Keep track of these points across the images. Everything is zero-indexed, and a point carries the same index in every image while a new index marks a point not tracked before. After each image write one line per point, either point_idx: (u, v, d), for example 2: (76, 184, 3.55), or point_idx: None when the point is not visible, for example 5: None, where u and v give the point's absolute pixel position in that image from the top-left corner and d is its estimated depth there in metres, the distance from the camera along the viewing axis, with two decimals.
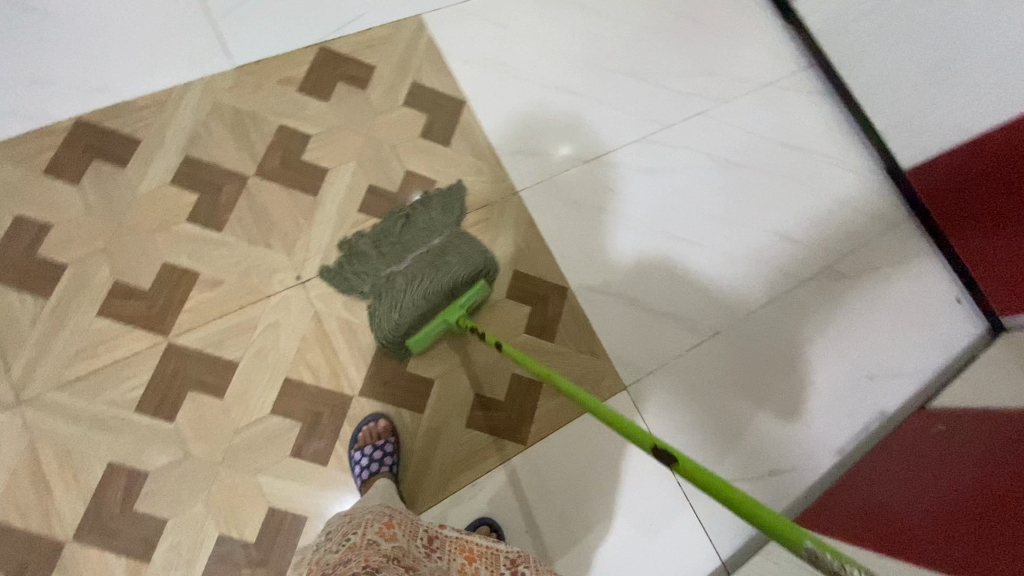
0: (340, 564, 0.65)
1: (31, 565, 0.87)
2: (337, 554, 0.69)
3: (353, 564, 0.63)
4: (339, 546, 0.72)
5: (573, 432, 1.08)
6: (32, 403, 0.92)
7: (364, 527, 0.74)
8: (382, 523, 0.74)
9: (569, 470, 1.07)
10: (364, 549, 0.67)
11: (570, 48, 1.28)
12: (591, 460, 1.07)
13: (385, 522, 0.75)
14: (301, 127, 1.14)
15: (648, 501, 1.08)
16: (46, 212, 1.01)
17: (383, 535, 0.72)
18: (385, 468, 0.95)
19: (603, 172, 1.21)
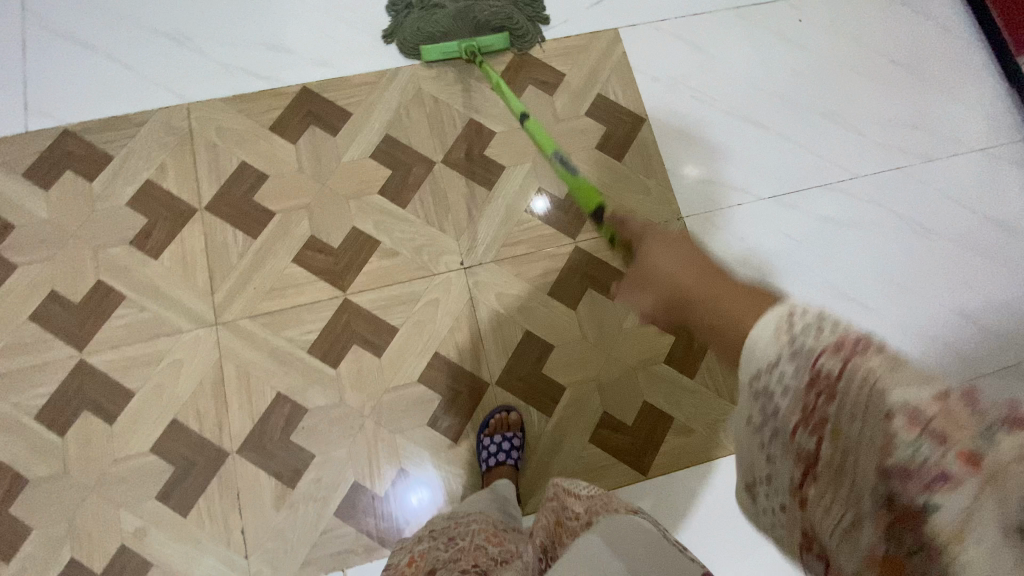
0: (449, 562, 0.72)
1: (201, 465, 0.99)
2: (446, 552, 0.75)
3: (462, 564, 0.70)
4: (447, 546, 0.77)
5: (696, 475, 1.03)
6: (227, 326, 1.05)
7: (472, 534, 0.79)
8: (489, 532, 0.79)
9: (676, 488, 1.03)
10: (472, 552, 0.74)
11: (765, 84, 1.26)
12: (707, 519, 1.02)
13: (492, 532, 0.80)
14: (489, 122, 1.20)
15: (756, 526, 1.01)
16: (265, 162, 1.14)
17: (491, 541, 0.77)
18: (511, 461, 0.99)
19: (786, 216, 1.20)
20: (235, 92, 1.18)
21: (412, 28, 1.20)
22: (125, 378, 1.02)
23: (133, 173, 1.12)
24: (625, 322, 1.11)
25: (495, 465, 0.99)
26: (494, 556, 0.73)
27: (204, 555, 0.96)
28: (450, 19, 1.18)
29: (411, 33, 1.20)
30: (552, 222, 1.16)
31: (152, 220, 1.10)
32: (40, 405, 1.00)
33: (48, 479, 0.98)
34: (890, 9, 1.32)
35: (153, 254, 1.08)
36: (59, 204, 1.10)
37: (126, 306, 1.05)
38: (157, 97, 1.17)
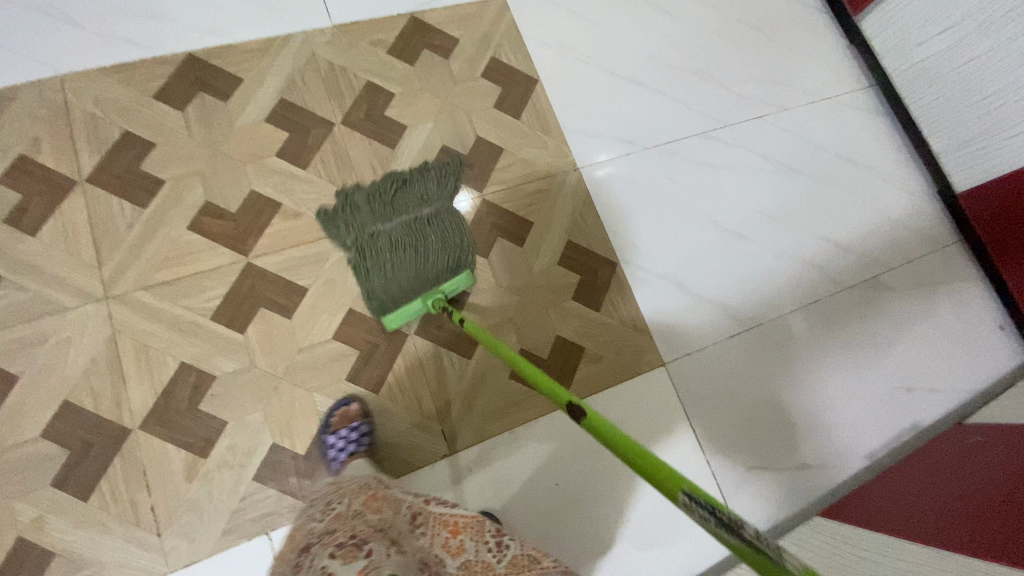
0: (325, 534, 0.66)
1: (99, 446, 0.93)
2: (322, 522, 0.70)
3: (337, 537, 0.64)
4: (323, 514, 0.73)
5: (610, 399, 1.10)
6: (119, 299, 0.99)
7: (351, 496, 0.74)
8: (369, 494, 0.73)
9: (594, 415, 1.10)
10: (348, 520, 0.68)
11: (643, 44, 1.36)
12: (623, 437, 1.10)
13: (372, 492, 0.74)
14: (387, 86, 1.23)
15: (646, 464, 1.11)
16: (151, 131, 1.09)
17: (369, 507, 0.71)
18: (361, 448, 0.96)
19: (669, 162, 1.28)
20: (113, 62, 1.13)
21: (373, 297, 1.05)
22: (5, 362, 0.95)
23: (3, 149, 1.05)
24: (534, 264, 1.16)
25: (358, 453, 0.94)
26: (372, 523, 0.67)
27: (111, 538, 0.90)
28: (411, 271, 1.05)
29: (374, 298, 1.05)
30: (457, 177, 1.19)
31: (26, 196, 1.03)
32: None
33: None
34: None
35: (32, 231, 1.01)
36: None
37: (1, 287, 0.98)
38: (24, 71, 1.10)
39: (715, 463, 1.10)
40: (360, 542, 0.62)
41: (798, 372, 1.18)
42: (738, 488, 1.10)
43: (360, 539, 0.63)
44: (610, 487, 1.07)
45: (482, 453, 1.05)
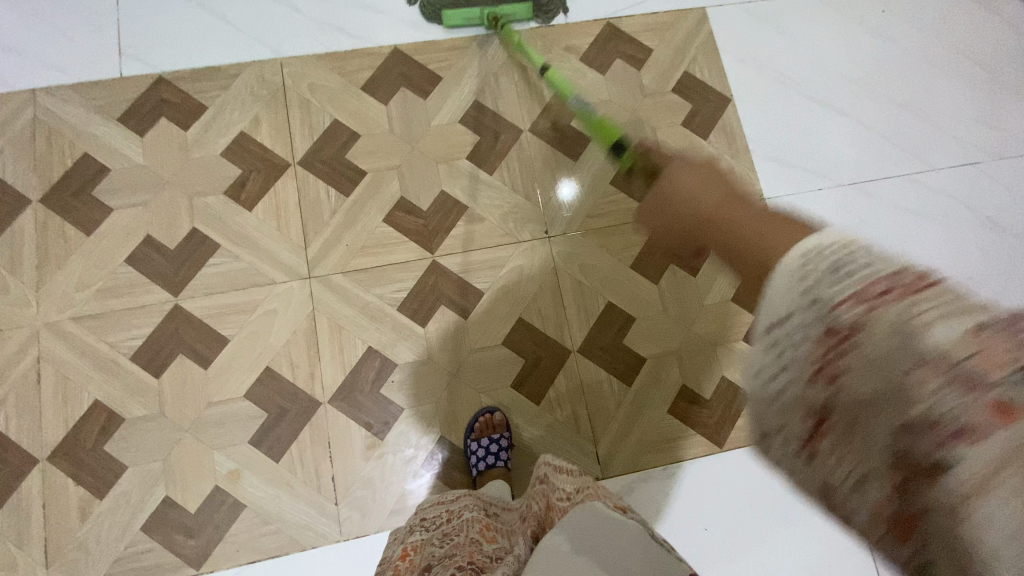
0: (445, 559, 0.67)
1: (293, 413, 1.02)
2: (441, 549, 0.71)
3: (458, 559, 0.66)
4: (441, 542, 0.74)
5: None
6: (319, 280, 1.07)
7: (465, 528, 0.76)
8: (482, 526, 0.76)
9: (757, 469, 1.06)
10: (466, 548, 0.69)
11: (848, 72, 1.26)
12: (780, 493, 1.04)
13: (485, 524, 0.77)
14: (576, 94, 1.21)
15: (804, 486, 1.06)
16: (356, 120, 1.15)
17: (485, 536, 0.74)
18: (500, 463, 0.99)
19: (861, 205, 1.20)
20: (327, 49, 1.18)
21: None
22: (219, 324, 1.04)
23: (227, 124, 1.13)
24: (705, 297, 1.13)
25: (486, 468, 0.99)
26: (490, 550, 0.70)
27: (295, 500, 0.99)
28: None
29: None
30: (636, 196, 1.17)
31: (245, 171, 1.11)
32: (136, 346, 1.02)
33: (144, 419, 1.00)
34: (973, 7, 1.32)
35: (248, 205, 1.09)
36: (153, 151, 1.11)
37: (219, 255, 1.07)
38: (251, 51, 1.17)
39: None
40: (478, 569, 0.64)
41: None
42: None
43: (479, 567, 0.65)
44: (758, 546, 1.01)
45: (632, 484, 1.03)
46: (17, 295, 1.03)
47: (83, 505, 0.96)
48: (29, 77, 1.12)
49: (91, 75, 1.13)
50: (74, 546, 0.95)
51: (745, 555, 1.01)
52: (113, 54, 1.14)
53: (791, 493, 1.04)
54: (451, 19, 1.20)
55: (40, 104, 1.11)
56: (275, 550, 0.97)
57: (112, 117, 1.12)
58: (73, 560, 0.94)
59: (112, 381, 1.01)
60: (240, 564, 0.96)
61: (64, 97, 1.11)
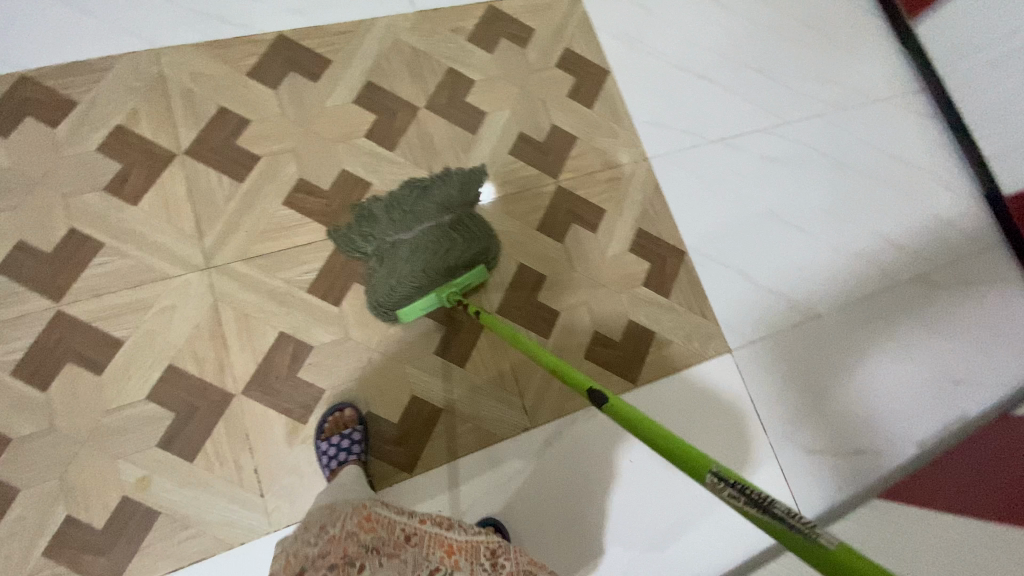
0: (318, 559, 0.66)
1: (203, 409, 0.97)
2: (316, 547, 0.69)
3: (328, 558, 0.65)
4: (316, 539, 0.72)
5: (680, 382, 1.15)
6: (220, 269, 1.03)
7: (343, 520, 0.74)
8: (360, 517, 0.74)
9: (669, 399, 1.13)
10: (342, 543, 0.69)
11: (708, 41, 1.41)
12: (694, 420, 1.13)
13: (365, 514, 0.75)
14: (467, 72, 1.26)
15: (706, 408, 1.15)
16: (245, 108, 1.13)
17: (363, 527, 0.72)
18: (354, 456, 0.95)
19: (732, 156, 1.33)
20: (206, 38, 1.15)
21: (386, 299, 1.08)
22: (109, 326, 0.97)
23: (101, 119, 1.07)
24: (608, 250, 1.20)
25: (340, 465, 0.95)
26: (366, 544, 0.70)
27: (215, 499, 0.94)
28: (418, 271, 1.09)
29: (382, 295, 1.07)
30: (533, 163, 1.23)
31: (125, 166, 1.05)
32: (16, 359, 0.94)
33: (34, 436, 0.92)
34: None
35: (132, 200, 1.04)
36: (19, 152, 1.03)
37: (104, 254, 1.00)
38: (121, 43, 1.12)
39: (776, 443, 1.16)
40: (352, 561, 0.65)
41: (849, 361, 1.23)
42: (797, 470, 1.15)
43: (351, 559, 0.65)
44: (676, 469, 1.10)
45: (561, 428, 1.08)
46: None
47: None
48: None
49: None
50: None
51: (664, 480, 1.09)
52: None
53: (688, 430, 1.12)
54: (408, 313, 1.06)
55: None
56: (199, 554, 0.92)
57: None
58: None
59: None
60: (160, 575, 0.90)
61: None
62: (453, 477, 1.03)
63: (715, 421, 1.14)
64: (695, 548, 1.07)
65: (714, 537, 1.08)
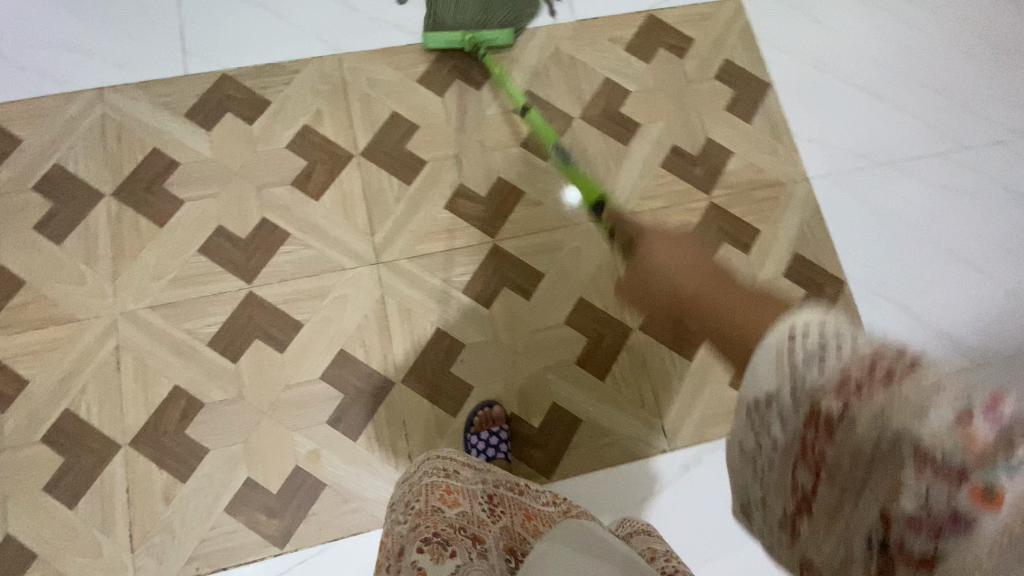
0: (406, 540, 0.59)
1: (367, 394, 1.05)
2: (404, 523, 0.63)
3: (420, 535, 0.58)
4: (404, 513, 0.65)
5: None
6: (387, 265, 1.10)
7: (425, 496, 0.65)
8: (441, 491, 0.65)
9: None
10: (431, 518, 0.62)
11: (881, 56, 1.31)
12: None
13: (444, 490, 0.66)
14: (623, 83, 1.26)
15: None
16: (414, 112, 1.19)
17: (446, 502, 0.65)
18: (502, 453, 1.01)
19: (901, 182, 1.24)
20: (384, 45, 1.22)
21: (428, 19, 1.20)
22: (291, 310, 1.07)
23: (290, 117, 1.17)
24: (759, 274, 1.16)
25: (488, 460, 1.00)
26: (451, 520, 0.62)
27: (375, 478, 1.01)
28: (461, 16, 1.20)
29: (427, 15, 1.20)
30: (686, 178, 1.20)
31: (310, 163, 1.14)
32: (213, 332, 1.05)
33: (224, 402, 1.03)
34: None
35: (315, 195, 1.13)
36: (220, 144, 1.14)
37: (290, 244, 1.10)
38: (310, 48, 1.21)
39: None
40: (446, 543, 0.57)
41: None
42: None
43: (445, 539, 0.58)
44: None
45: (701, 454, 1.05)
46: (94, 285, 1.06)
47: (167, 489, 0.98)
48: (99, 78, 1.16)
49: (158, 74, 1.18)
50: (162, 528, 0.97)
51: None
52: (179, 54, 1.19)
53: None
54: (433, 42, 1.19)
55: (109, 103, 1.15)
56: (357, 528, 0.99)
57: (179, 114, 1.16)
58: (158, 542, 0.96)
59: (191, 367, 1.04)
60: (324, 542, 0.98)
61: (134, 96, 1.16)
62: (585, 489, 1.03)
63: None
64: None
65: None
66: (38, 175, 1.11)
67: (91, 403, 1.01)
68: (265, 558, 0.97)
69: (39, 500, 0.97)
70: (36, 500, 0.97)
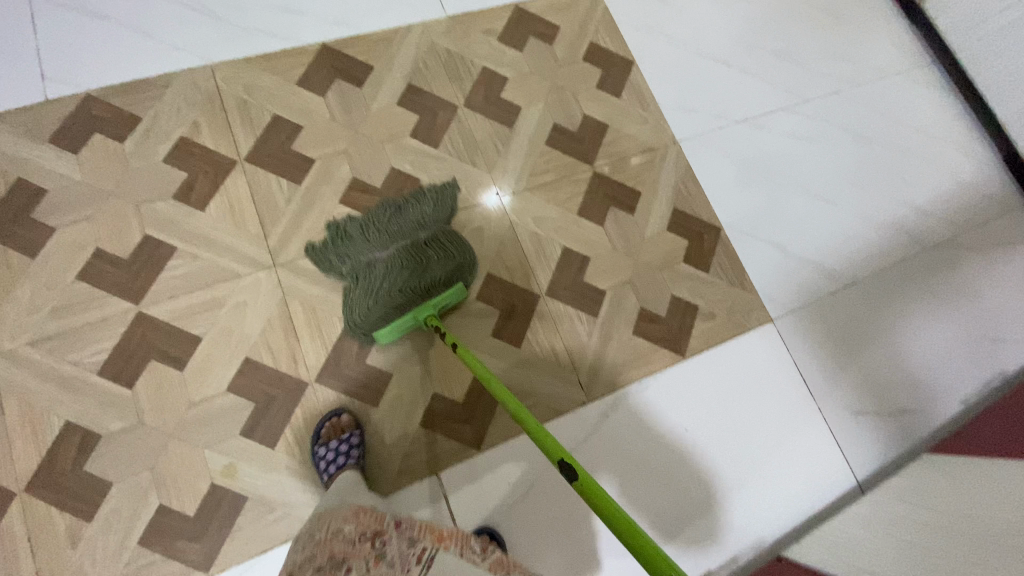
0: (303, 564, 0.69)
1: (281, 397, 1.02)
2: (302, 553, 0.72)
3: (316, 560, 0.68)
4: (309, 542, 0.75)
5: (728, 351, 1.18)
6: (287, 266, 1.09)
7: (335, 521, 0.77)
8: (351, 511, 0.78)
9: (713, 371, 1.16)
10: (332, 539, 0.72)
11: (724, 28, 1.47)
12: (742, 387, 1.16)
13: (357, 510, 0.79)
14: (500, 70, 1.33)
15: (750, 373, 1.18)
16: (297, 115, 1.19)
17: (352, 522, 0.76)
18: (351, 460, 0.95)
19: (757, 135, 1.38)
20: (257, 52, 1.22)
21: (363, 317, 1.06)
22: (188, 324, 1.03)
23: (165, 132, 1.13)
24: (648, 230, 1.24)
25: (336, 469, 0.95)
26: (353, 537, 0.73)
27: (301, 482, 0.99)
28: (396, 291, 1.08)
29: (361, 314, 1.07)
30: (570, 151, 1.28)
31: (191, 174, 1.11)
32: (103, 359, 0.99)
33: (125, 431, 0.97)
34: None
35: (201, 206, 1.09)
36: (89, 166, 1.09)
37: (178, 257, 1.06)
38: (179, 60, 1.18)
39: (824, 407, 1.19)
40: (339, 564, 0.67)
41: (887, 325, 1.27)
42: (845, 431, 1.18)
43: (338, 561, 0.68)
44: (725, 441, 1.13)
45: (616, 403, 1.11)
46: None
47: (70, 533, 0.91)
48: None
49: (11, 101, 1.11)
50: (66, 575, 0.90)
51: (714, 452, 1.11)
52: (33, 79, 1.13)
53: (732, 395, 1.16)
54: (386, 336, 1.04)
55: None
56: (287, 534, 0.96)
57: (40, 140, 1.10)
58: None
59: (83, 399, 0.97)
60: (254, 556, 0.94)
61: None
62: (511, 454, 1.06)
63: (764, 393, 1.17)
64: (739, 520, 1.09)
65: (773, 494, 1.11)
66: None
67: None
68: None
69: None
70: None
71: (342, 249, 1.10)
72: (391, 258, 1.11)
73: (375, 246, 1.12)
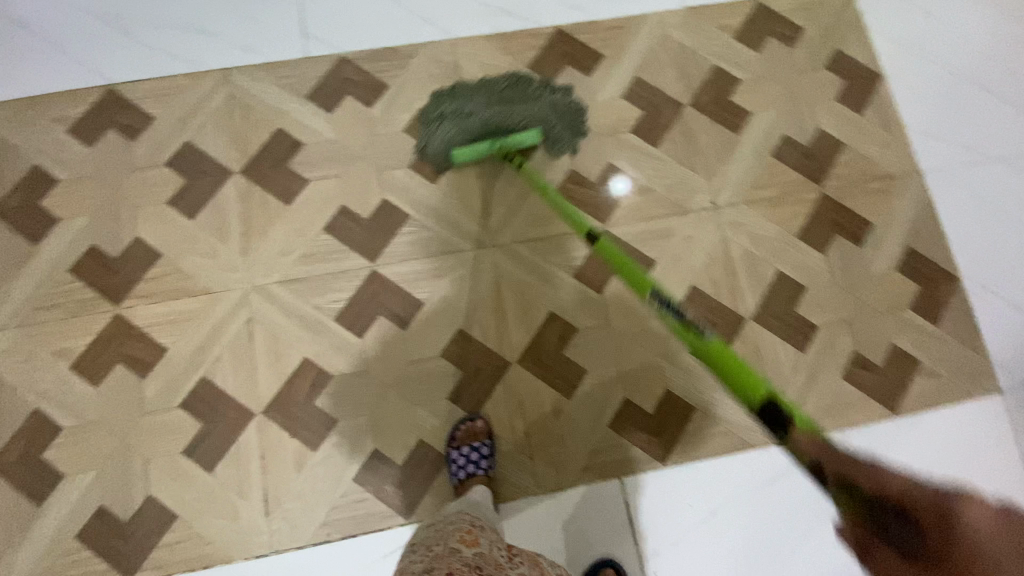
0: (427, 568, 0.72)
1: (484, 372, 1.08)
2: (424, 561, 0.76)
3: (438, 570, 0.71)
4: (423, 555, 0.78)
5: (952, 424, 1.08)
6: (502, 249, 1.13)
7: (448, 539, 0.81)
8: (465, 534, 0.81)
9: (921, 436, 1.07)
10: (447, 557, 0.75)
11: (994, 49, 1.29)
12: (951, 462, 1.06)
13: (467, 533, 0.82)
14: (733, 71, 1.25)
15: (964, 445, 1.07)
16: (526, 98, 1.21)
17: (467, 543, 0.78)
18: (482, 471, 0.99)
19: (1016, 177, 1.22)
20: (496, 30, 1.24)
21: (439, 143, 1.14)
22: (413, 289, 1.11)
23: (407, 101, 1.19)
24: (873, 268, 1.15)
25: (466, 476, 0.99)
26: (471, 557, 0.75)
27: None
28: (480, 126, 1.14)
29: (438, 144, 1.14)
30: (797, 168, 1.20)
31: (426, 146, 1.17)
32: (338, 308, 1.09)
33: (349, 376, 1.07)
34: None
35: (432, 178, 1.16)
36: (339, 126, 1.17)
37: (409, 225, 1.13)
38: (425, 32, 1.23)
39: None
40: None
41: None
42: None
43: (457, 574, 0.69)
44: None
45: None
46: (226, 259, 1.11)
47: (299, 457, 1.03)
48: (225, 58, 1.21)
49: (279, 56, 1.21)
50: (292, 493, 1.02)
51: None
52: (298, 37, 1.22)
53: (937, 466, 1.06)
54: (460, 156, 1.12)
55: (235, 84, 1.19)
56: None
57: (301, 95, 1.19)
58: (291, 507, 1.01)
59: (318, 341, 1.08)
60: None
61: (258, 77, 1.20)
62: (697, 475, 1.03)
63: (980, 472, 1.06)
64: None
65: None
66: (170, 152, 1.16)
67: (225, 371, 1.06)
68: (392, 528, 1.01)
69: (180, 460, 1.02)
70: (176, 462, 1.02)
71: (453, 102, 1.16)
72: (484, 111, 1.16)
73: (480, 104, 1.17)
